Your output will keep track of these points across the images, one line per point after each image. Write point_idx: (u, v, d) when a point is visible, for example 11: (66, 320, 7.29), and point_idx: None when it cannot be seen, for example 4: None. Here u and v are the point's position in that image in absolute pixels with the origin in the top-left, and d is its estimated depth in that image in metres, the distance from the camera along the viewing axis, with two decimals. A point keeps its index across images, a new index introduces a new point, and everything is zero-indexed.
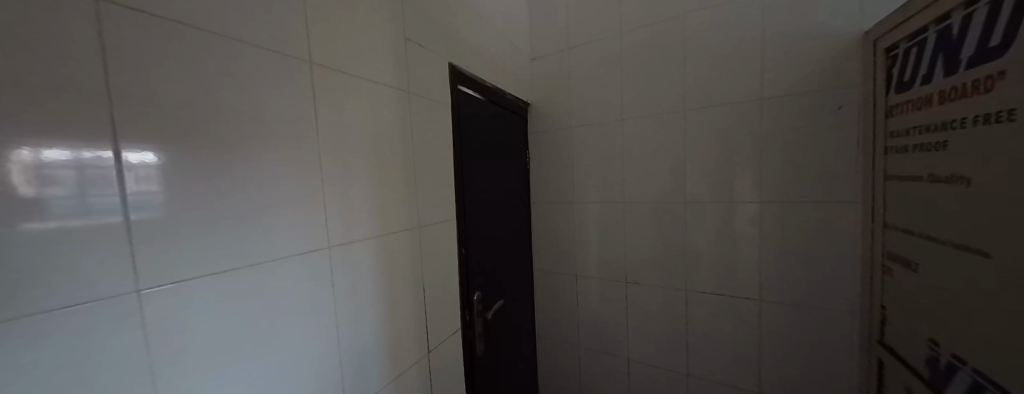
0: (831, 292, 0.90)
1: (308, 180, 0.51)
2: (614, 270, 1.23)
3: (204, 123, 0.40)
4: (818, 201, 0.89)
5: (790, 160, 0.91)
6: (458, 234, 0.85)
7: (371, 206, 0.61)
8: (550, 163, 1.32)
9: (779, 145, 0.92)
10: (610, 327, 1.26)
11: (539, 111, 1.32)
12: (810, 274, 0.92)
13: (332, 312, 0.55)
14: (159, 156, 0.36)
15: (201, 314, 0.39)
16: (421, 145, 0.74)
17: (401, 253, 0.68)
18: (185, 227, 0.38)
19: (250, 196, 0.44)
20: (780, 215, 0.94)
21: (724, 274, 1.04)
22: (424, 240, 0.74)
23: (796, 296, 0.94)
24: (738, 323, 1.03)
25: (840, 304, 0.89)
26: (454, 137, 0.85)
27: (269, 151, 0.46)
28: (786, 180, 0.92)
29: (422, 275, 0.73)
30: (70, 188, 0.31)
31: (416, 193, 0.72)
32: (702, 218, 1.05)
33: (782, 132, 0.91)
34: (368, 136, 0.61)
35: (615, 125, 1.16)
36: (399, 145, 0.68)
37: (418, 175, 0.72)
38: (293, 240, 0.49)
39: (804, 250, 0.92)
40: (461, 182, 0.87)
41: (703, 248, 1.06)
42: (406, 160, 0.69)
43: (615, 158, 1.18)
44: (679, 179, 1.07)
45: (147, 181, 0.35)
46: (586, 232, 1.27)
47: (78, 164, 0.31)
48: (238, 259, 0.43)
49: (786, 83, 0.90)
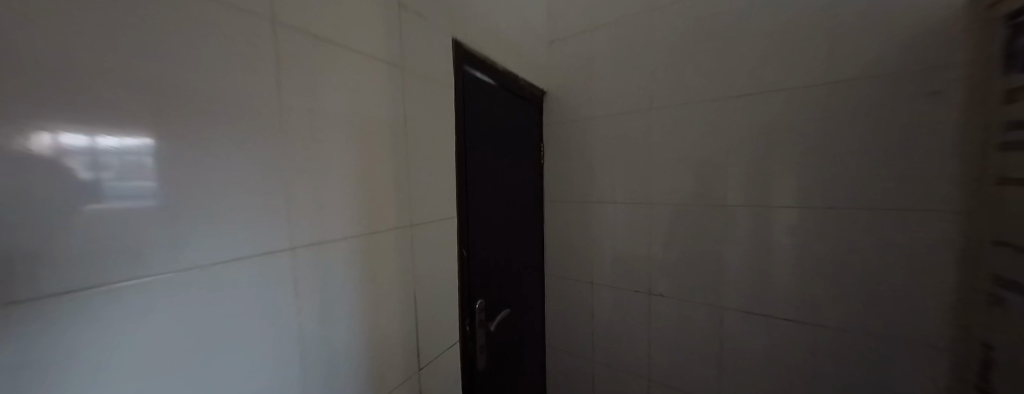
0: (905, 320, 0.74)
1: (278, 166, 0.42)
2: (634, 279, 1.10)
3: (174, 106, 0.33)
4: (893, 208, 0.73)
5: (859, 159, 0.76)
6: (459, 233, 0.76)
7: (351, 200, 0.52)
8: (567, 157, 1.20)
9: (845, 140, 0.77)
10: (629, 341, 1.13)
11: (557, 100, 1.20)
12: (877, 296, 0.76)
13: (303, 328, 0.46)
14: (133, 145, 0.31)
15: (158, 320, 0.33)
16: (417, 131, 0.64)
17: (389, 255, 0.59)
18: (110, 219, 0.30)
19: (201, 184, 0.35)
20: (842, 224, 0.79)
21: (766, 290, 0.89)
22: (418, 240, 0.65)
23: (860, 323, 0.79)
24: (781, 349, 0.89)
25: (918, 335, 0.73)
26: (456, 124, 0.75)
27: (225, 130, 0.37)
28: (852, 182, 0.77)
29: (414, 280, 0.64)
30: (117, 176, 0.30)
31: (409, 186, 0.62)
32: (742, 224, 0.90)
33: (850, 124, 0.76)
34: (349, 116, 0.51)
35: (641, 117, 1.03)
36: (388, 129, 0.58)
37: (413, 165, 0.63)
38: (258, 239, 0.40)
39: (871, 267, 0.76)
40: (464, 176, 0.77)
41: (741, 259, 0.92)
42: (396, 148, 0.60)
43: (640, 153, 1.05)
44: (715, 178, 0.93)
45: (128, 172, 0.30)
46: (604, 236, 1.15)
47: (124, 154, 0.30)
48: (184, 260, 0.34)
49: (856, 64, 0.74)
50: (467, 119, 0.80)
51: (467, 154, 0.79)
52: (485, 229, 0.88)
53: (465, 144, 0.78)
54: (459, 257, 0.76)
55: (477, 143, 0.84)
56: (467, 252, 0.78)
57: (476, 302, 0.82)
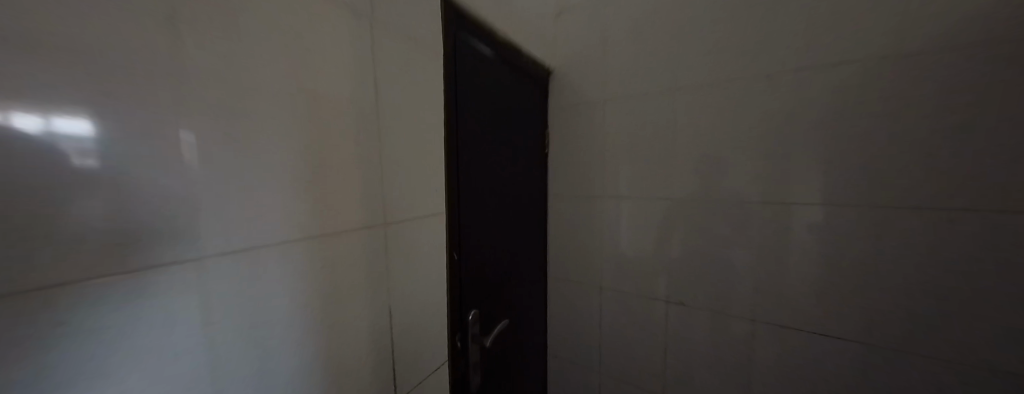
0: (953, 324, 0.68)
1: (217, 148, 0.32)
2: (648, 281, 0.99)
3: (139, 80, 0.28)
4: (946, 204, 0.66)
5: (908, 148, 0.68)
6: (449, 232, 0.64)
7: (296, 190, 0.39)
8: (573, 146, 1.08)
9: (895, 127, 0.68)
10: (639, 350, 1.03)
11: (563, 81, 1.08)
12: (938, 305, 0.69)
13: (288, 346, 0.39)
14: (96, 128, 0.26)
15: (114, 332, 0.27)
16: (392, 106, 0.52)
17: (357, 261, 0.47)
18: (50, 208, 0.24)
19: (174, 170, 0.30)
20: (885, 221, 0.71)
21: (797, 294, 0.81)
22: (402, 240, 0.54)
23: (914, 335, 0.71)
24: (812, 358, 0.81)
25: (966, 340, 0.67)
26: (446, 101, 0.63)
27: (197, 104, 0.31)
28: (901, 174, 0.69)
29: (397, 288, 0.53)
30: (86, 163, 0.25)
31: (384, 174, 0.51)
32: (773, 221, 0.82)
33: (900, 108, 0.68)
34: (293, 80, 0.39)
35: (662, 101, 0.92)
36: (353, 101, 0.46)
37: (392, 148, 0.51)
38: (233, 237, 0.34)
39: (916, 269, 0.70)
40: (456, 163, 0.65)
41: (769, 259, 0.83)
42: (365, 125, 0.48)
43: (659, 142, 0.93)
44: (744, 170, 0.83)
45: (88, 157, 0.25)
46: (615, 234, 1.03)
47: (92, 138, 0.26)
48: (149, 260, 0.29)
49: (925, 40, 0.65)
50: (460, 96, 0.67)
51: (460, 138, 0.67)
52: (483, 226, 0.76)
53: (456, 125, 0.66)
54: (448, 260, 0.64)
55: (472, 126, 0.72)
56: (460, 254, 0.67)
57: (470, 314, 0.70)
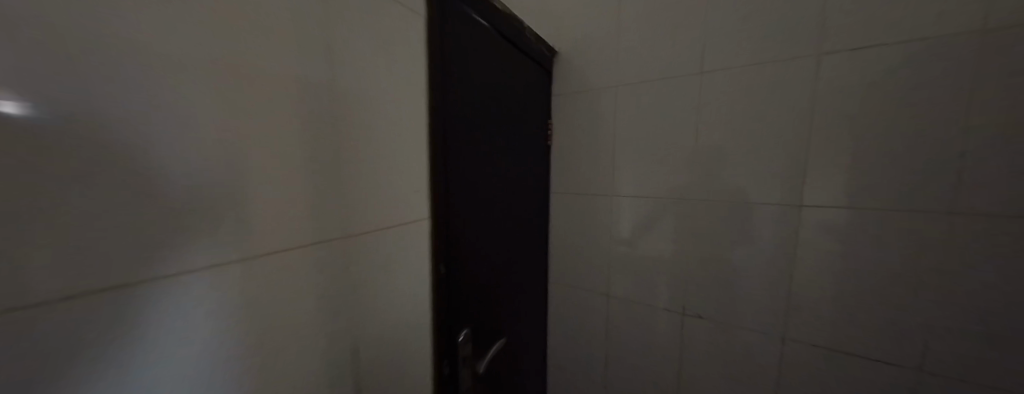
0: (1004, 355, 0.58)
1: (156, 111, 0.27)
2: (656, 288, 0.91)
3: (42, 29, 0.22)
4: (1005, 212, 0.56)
5: (963, 145, 0.57)
6: (437, 239, 0.54)
7: (205, 202, 0.30)
8: (577, 139, 0.99)
9: (946, 119, 0.58)
10: (650, 364, 0.95)
11: (569, 67, 0.98)
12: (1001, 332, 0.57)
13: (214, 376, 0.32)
14: (14, 94, 0.22)
15: None
16: (367, 87, 0.44)
17: (288, 289, 0.37)
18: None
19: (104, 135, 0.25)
20: (929, 231, 0.61)
21: (823, 312, 0.71)
22: (350, 257, 0.43)
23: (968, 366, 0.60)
24: (836, 385, 0.71)
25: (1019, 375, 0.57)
26: (428, 86, 0.53)
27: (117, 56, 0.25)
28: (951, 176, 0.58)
29: (333, 321, 0.42)
30: (47, 118, 0.23)
31: (335, 177, 0.41)
32: (798, 228, 0.71)
33: (953, 97, 0.57)
34: (212, 53, 0.30)
35: (679, 89, 0.81)
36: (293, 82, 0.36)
37: (339, 139, 0.41)
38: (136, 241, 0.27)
39: (962, 287, 0.59)
40: (442, 161, 0.55)
41: (792, 271, 0.73)
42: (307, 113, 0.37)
43: (675, 136, 0.83)
44: (768, 168, 0.73)
45: (27, 118, 0.22)
46: (623, 237, 0.94)
47: (27, 97, 0.22)
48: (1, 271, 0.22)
49: (1001, 11, 0.54)
50: (451, 81, 0.57)
51: (448, 130, 0.57)
52: (478, 230, 0.67)
53: (445, 116, 0.56)
54: (432, 276, 0.54)
55: (466, 117, 0.62)
56: (446, 268, 0.57)
57: (462, 335, 0.60)
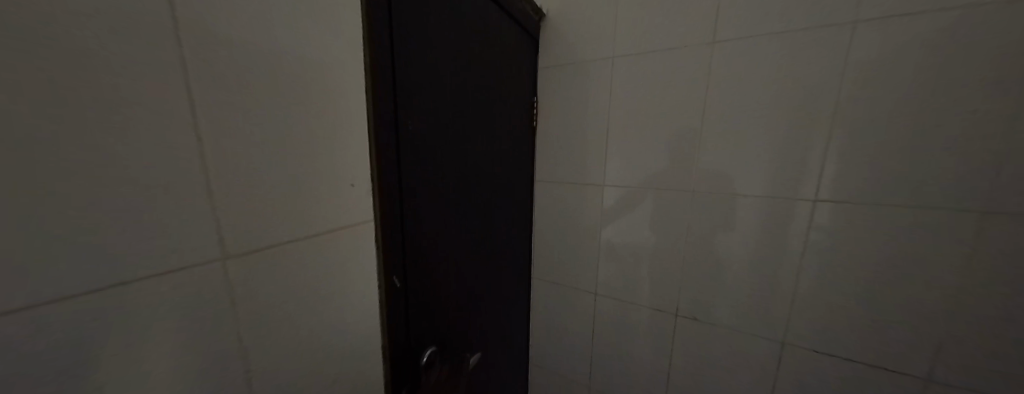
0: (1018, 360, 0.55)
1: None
2: (648, 286, 0.84)
3: None
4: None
5: (1000, 135, 0.51)
6: (394, 242, 0.44)
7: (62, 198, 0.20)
8: (565, 120, 0.88)
9: (994, 106, 0.51)
10: (638, 362, 0.90)
11: (557, 35, 0.86)
12: (1007, 334, 0.55)
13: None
14: None
15: None
16: (311, 45, 0.32)
17: (183, 336, 0.26)
18: None
19: None
20: (957, 230, 0.56)
21: (830, 315, 0.67)
22: (286, 280, 0.32)
23: (966, 366, 0.59)
24: (834, 387, 0.69)
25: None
26: (368, 48, 0.39)
27: None
28: (991, 172, 0.52)
29: (262, 371, 0.31)
30: None
31: (259, 173, 0.29)
32: (813, 226, 0.65)
33: (1005, 80, 0.50)
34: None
35: (681, 65, 0.71)
36: (192, 40, 0.25)
37: (270, 117, 0.29)
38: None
39: (986, 291, 0.55)
40: (385, 145, 0.42)
41: (801, 270, 0.67)
42: (215, 84, 0.26)
43: (673, 121, 0.74)
44: (784, 158, 0.65)
45: None
46: (612, 230, 0.86)
47: None
48: None
49: None
50: (395, 41, 0.44)
51: (395, 106, 0.44)
52: (446, 226, 0.57)
53: (388, 87, 0.43)
54: (380, 292, 0.43)
55: (418, 89, 0.48)
56: (401, 281, 0.46)
57: (429, 350, 0.52)
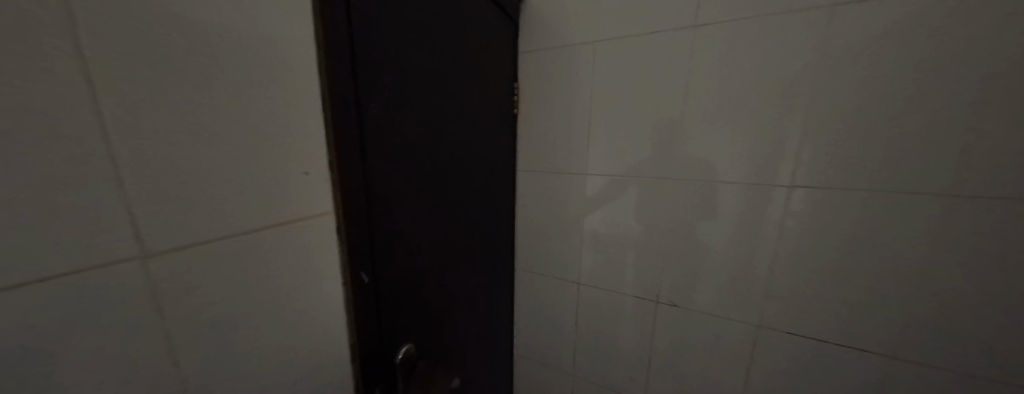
0: (978, 335, 0.58)
1: None
2: (631, 275, 0.85)
3: None
4: (1006, 193, 0.52)
5: (960, 122, 0.53)
6: (361, 236, 0.42)
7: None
8: (546, 108, 0.86)
9: (965, 89, 0.52)
10: (620, 349, 0.92)
11: (537, 19, 0.83)
12: (959, 311, 0.58)
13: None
14: None
15: None
16: (254, 22, 0.29)
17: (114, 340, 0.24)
18: None
19: None
20: (922, 214, 0.57)
21: (801, 298, 0.69)
22: (223, 278, 0.29)
23: (922, 343, 0.62)
24: (803, 366, 0.72)
25: (985, 353, 0.58)
26: (321, 26, 0.36)
27: None
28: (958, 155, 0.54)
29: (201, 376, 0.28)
30: None
31: (189, 159, 0.26)
32: (787, 211, 0.66)
33: (976, 64, 0.51)
34: None
35: (661, 50, 0.70)
36: (103, 14, 0.22)
37: (208, 102, 0.27)
38: None
39: (947, 271, 0.58)
40: (344, 132, 0.39)
41: (776, 255, 0.69)
42: (121, 51, 0.22)
43: (654, 108, 0.73)
44: (762, 144, 0.65)
45: None
46: (593, 220, 0.86)
47: None
48: None
49: None
50: (354, 20, 0.40)
51: (355, 91, 0.40)
52: (420, 218, 0.55)
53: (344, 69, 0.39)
54: (345, 289, 0.40)
55: (383, 73, 0.45)
56: (369, 276, 0.44)
57: (405, 346, 0.51)
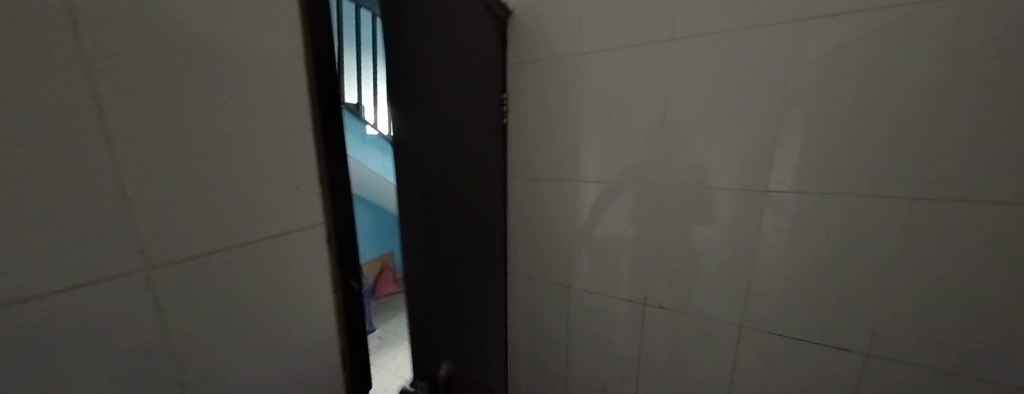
0: (947, 332, 0.61)
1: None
2: (621, 277, 0.87)
3: None
4: (984, 195, 0.54)
5: (921, 131, 0.56)
6: (350, 244, 0.44)
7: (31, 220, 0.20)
8: (535, 117, 0.89)
9: (927, 99, 0.55)
10: (612, 351, 0.93)
11: (526, 32, 0.86)
12: (926, 309, 0.61)
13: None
14: None
15: None
16: (258, 54, 0.32)
17: (134, 347, 0.25)
18: None
19: None
20: (890, 216, 0.60)
21: (782, 297, 0.71)
22: (223, 287, 0.30)
23: (895, 340, 0.65)
24: (784, 363, 0.74)
25: (956, 349, 0.61)
26: (309, 48, 0.38)
27: None
28: (931, 158, 0.57)
29: (200, 376, 0.29)
30: None
31: (200, 179, 0.28)
32: (767, 214, 0.69)
33: (935, 75, 0.54)
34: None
35: (643, 62, 0.73)
36: (138, 58, 0.24)
37: (218, 128, 0.29)
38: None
39: (916, 272, 0.61)
40: (333, 145, 0.41)
41: (758, 256, 0.72)
42: (150, 90, 0.25)
43: (637, 117, 0.76)
44: (741, 150, 0.68)
45: None
46: (583, 225, 0.89)
47: None
48: None
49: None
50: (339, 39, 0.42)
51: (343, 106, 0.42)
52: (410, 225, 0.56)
53: (333, 86, 0.41)
54: (336, 295, 0.42)
55: None
56: (358, 282, 0.45)
57: None
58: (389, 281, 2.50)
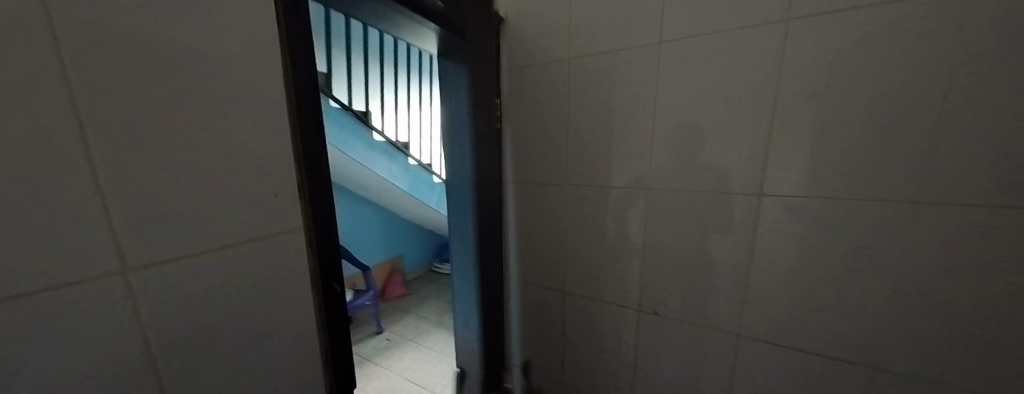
0: (972, 356, 0.54)
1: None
2: (616, 284, 0.85)
3: None
4: (1013, 204, 0.48)
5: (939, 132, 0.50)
6: (331, 250, 0.45)
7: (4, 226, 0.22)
8: (530, 122, 0.89)
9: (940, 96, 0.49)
10: (609, 360, 0.91)
11: (521, 39, 0.86)
12: (946, 330, 0.54)
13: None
14: None
15: None
16: (234, 70, 0.34)
17: (107, 343, 0.27)
18: None
19: None
20: (900, 224, 0.54)
21: (783, 310, 0.66)
22: (197, 289, 0.32)
23: (911, 363, 0.58)
24: (787, 382, 0.68)
25: (984, 376, 0.53)
26: (289, 65, 0.40)
27: None
28: (951, 163, 0.50)
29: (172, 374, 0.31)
30: None
31: (173, 187, 0.30)
32: (761, 221, 0.65)
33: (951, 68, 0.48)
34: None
35: (633, 65, 0.72)
36: (114, 77, 0.26)
37: (192, 140, 0.31)
38: None
39: (933, 287, 0.54)
40: (313, 156, 0.43)
41: (752, 266, 0.67)
42: (124, 105, 0.27)
43: (627, 121, 0.75)
44: (734, 154, 0.65)
45: None
46: (579, 230, 0.87)
47: None
48: None
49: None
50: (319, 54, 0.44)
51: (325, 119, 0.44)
52: None
53: (313, 100, 0.43)
54: (316, 298, 0.44)
55: None
56: (343, 285, 0.47)
57: None
58: (397, 283, 2.54)
